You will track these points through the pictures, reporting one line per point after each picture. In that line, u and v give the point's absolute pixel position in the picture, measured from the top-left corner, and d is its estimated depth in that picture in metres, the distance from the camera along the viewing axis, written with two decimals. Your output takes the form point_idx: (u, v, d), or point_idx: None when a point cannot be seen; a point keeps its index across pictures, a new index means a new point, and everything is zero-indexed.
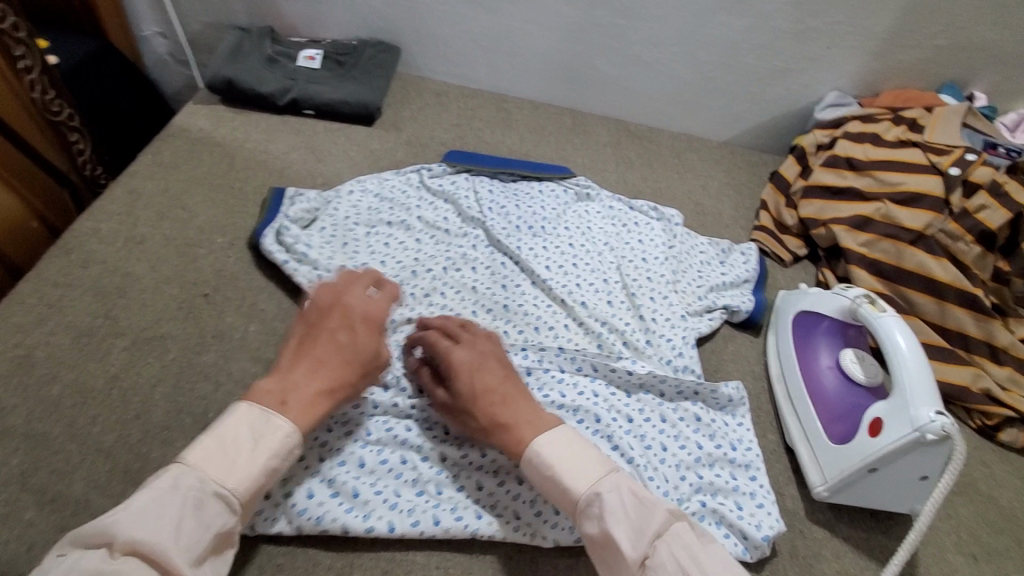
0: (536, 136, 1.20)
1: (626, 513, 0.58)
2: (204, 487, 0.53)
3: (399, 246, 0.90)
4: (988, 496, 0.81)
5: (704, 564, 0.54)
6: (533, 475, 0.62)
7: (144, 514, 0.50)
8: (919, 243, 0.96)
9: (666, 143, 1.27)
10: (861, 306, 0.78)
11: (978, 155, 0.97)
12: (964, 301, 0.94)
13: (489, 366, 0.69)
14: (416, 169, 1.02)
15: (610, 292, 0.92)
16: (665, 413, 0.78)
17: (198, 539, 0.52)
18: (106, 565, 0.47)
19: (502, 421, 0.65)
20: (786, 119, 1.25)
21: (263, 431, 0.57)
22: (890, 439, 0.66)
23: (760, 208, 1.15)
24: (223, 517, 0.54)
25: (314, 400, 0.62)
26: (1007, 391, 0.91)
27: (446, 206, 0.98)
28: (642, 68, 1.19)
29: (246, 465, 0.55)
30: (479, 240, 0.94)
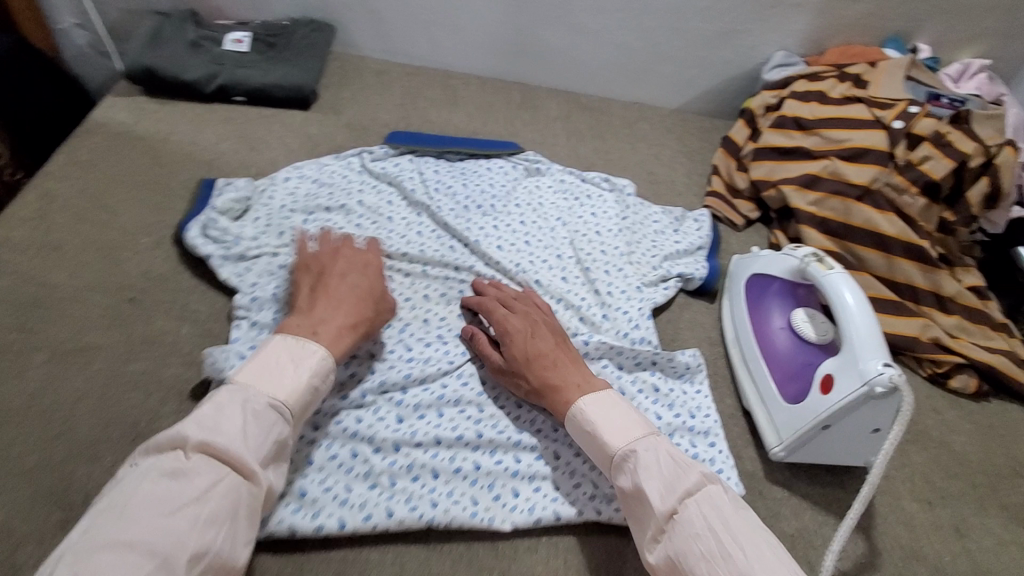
0: (485, 112, 1.16)
1: (660, 471, 0.60)
2: (259, 400, 0.59)
3: (342, 232, 0.85)
4: (940, 442, 0.83)
5: (729, 518, 0.55)
6: (576, 430, 0.66)
7: (207, 421, 0.56)
8: (866, 199, 0.96)
9: (618, 113, 1.25)
10: (809, 265, 0.78)
11: (921, 108, 0.98)
12: (911, 253, 0.95)
13: (542, 334, 0.74)
14: (357, 152, 0.98)
15: (565, 267, 0.90)
16: (623, 386, 0.77)
17: (264, 440, 0.57)
18: (181, 464, 0.53)
19: (554, 383, 0.69)
20: (736, 82, 1.23)
21: (297, 355, 0.63)
22: (841, 395, 0.67)
23: (712, 174, 1.14)
24: (278, 426, 0.59)
25: (339, 332, 0.67)
26: (956, 338, 0.93)
27: (390, 189, 0.94)
28: (588, 36, 1.16)
29: (293, 383, 0.61)
30: (427, 223, 0.91)
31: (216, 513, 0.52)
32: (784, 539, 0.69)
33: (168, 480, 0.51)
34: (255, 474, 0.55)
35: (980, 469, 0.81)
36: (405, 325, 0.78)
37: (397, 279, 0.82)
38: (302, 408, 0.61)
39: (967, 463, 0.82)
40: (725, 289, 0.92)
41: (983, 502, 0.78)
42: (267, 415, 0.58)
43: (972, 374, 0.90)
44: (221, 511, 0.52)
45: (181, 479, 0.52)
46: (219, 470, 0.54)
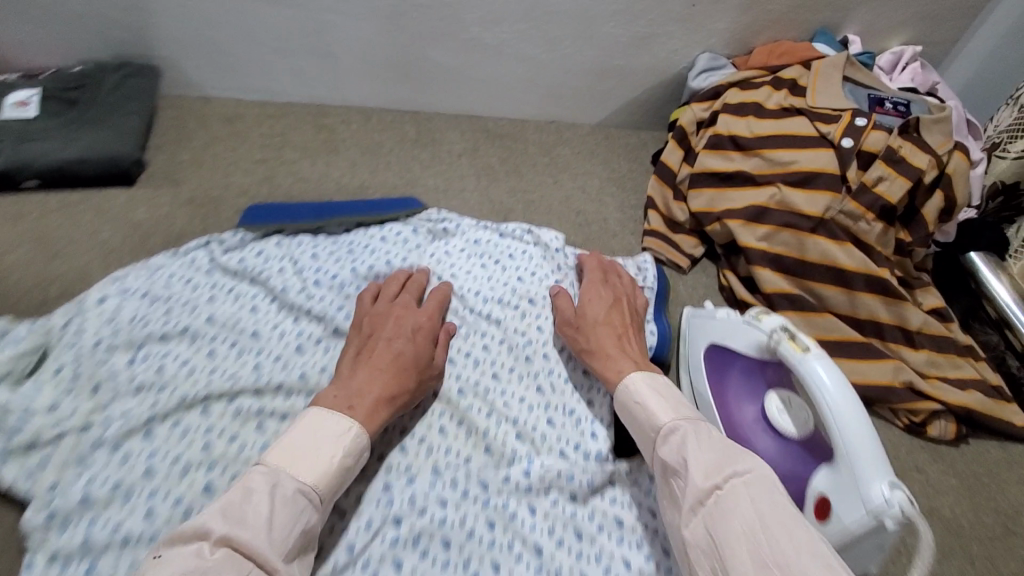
0: (373, 158, 0.95)
1: (709, 446, 0.57)
2: (287, 484, 0.52)
3: (184, 371, 0.64)
4: (930, 511, 0.78)
5: (780, 504, 0.50)
6: (625, 392, 0.66)
7: (233, 509, 0.49)
8: (821, 230, 0.85)
9: (534, 138, 1.06)
10: (780, 345, 0.65)
11: (868, 119, 0.86)
12: (874, 287, 0.85)
13: (622, 308, 0.78)
14: (202, 243, 0.75)
15: (495, 361, 0.75)
16: (579, 525, 0.63)
17: (292, 534, 0.50)
18: (200, 562, 0.45)
19: (609, 351, 0.71)
20: (660, 90, 1.08)
21: (332, 434, 0.56)
22: (840, 527, 0.57)
23: (647, 206, 0.99)
24: (307, 514, 0.51)
25: (380, 404, 0.60)
26: (928, 377, 0.85)
27: (253, 290, 0.72)
28: (488, 53, 0.96)
29: (326, 465, 0.54)
30: (306, 329, 0.70)
31: None
32: None
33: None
34: (281, 572, 0.48)
35: (973, 536, 0.76)
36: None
37: (269, 428, 0.62)
38: (332, 494, 0.54)
39: (958, 529, 0.77)
40: (685, 362, 0.81)
41: None
42: (296, 502, 0.51)
43: (948, 418, 0.83)
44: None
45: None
46: (242, 568, 0.46)
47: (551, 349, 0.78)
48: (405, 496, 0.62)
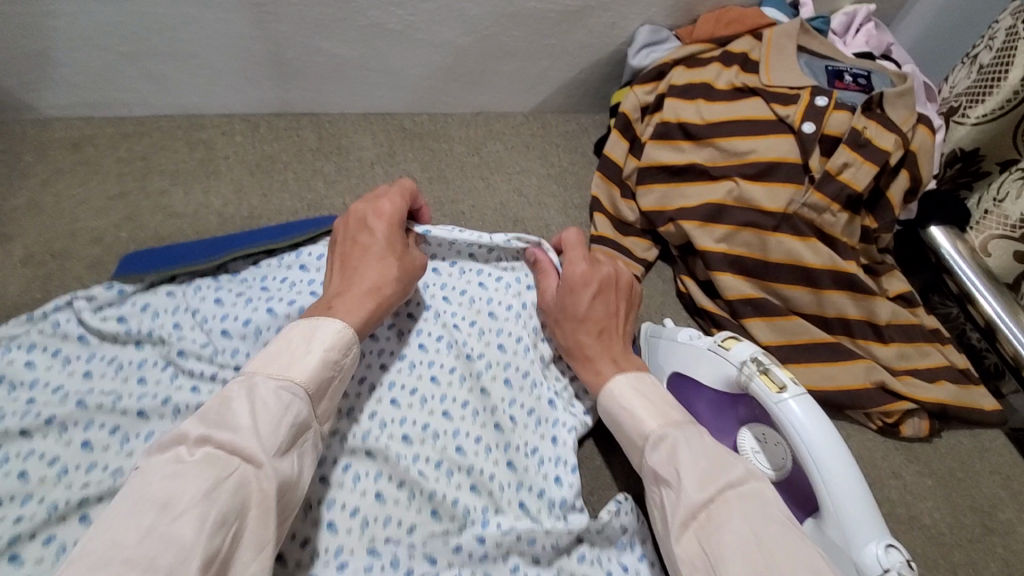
0: (264, 178, 0.81)
1: (701, 456, 0.50)
2: (265, 382, 0.47)
3: (54, 473, 0.51)
4: (910, 521, 0.72)
5: (777, 517, 0.45)
6: (609, 401, 0.59)
7: (212, 415, 0.45)
8: (783, 227, 0.77)
9: (459, 135, 0.93)
10: (752, 381, 0.57)
11: (829, 98, 0.77)
12: (842, 283, 0.78)
13: (607, 294, 0.67)
14: (65, 301, 0.62)
15: (445, 396, 0.64)
16: None
17: (281, 426, 0.45)
18: (179, 464, 0.41)
19: (590, 353, 0.64)
20: (598, 70, 0.96)
21: (308, 332, 0.52)
22: None
23: (593, 207, 0.88)
24: (296, 406, 0.47)
25: (357, 300, 0.57)
26: (899, 374, 0.78)
27: (140, 354, 0.60)
28: (393, 39, 0.81)
29: (307, 358, 0.50)
30: (206, 399, 0.57)
31: (222, 517, 0.40)
32: None
33: (169, 481, 0.40)
34: (269, 464, 0.44)
35: (954, 542, 0.71)
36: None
37: None
38: (322, 388, 0.50)
39: (939, 536, 0.72)
40: None
41: None
42: (279, 395, 0.47)
43: (922, 416, 0.78)
44: (231, 511, 0.40)
45: (179, 483, 0.40)
46: (225, 467, 0.42)
47: (513, 374, 0.67)
48: None
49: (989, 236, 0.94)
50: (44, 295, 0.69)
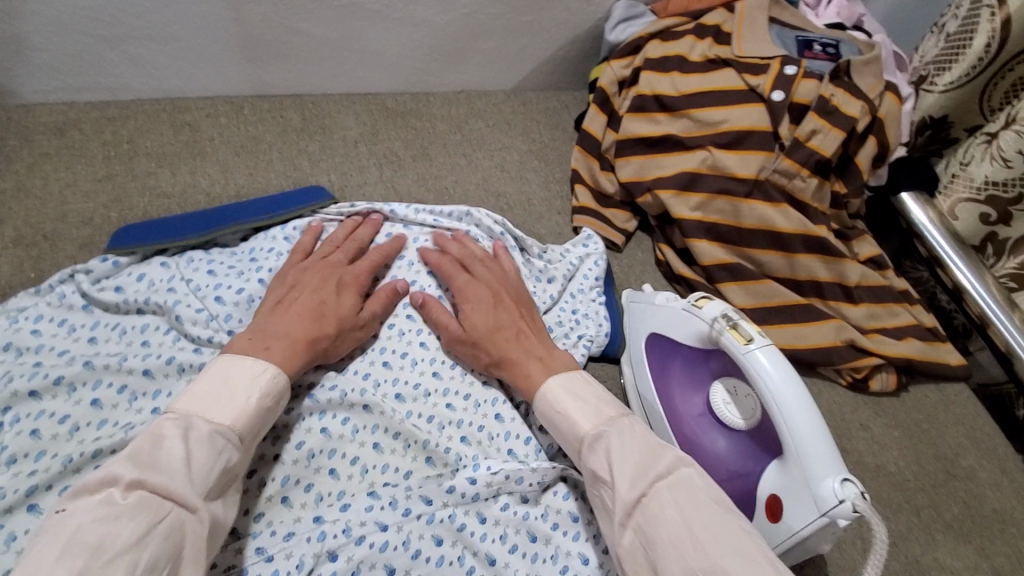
0: (250, 158, 0.83)
1: (634, 452, 0.52)
2: (200, 426, 0.48)
3: (66, 430, 0.54)
4: (876, 469, 0.75)
5: (705, 506, 0.47)
6: (545, 402, 0.60)
7: (144, 456, 0.45)
8: (755, 193, 0.80)
9: (441, 113, 0.95)
10: (723, 335, 0.60)
11: (798, 67, 0.80)
12: (813, 247, 0.81)
13: (503, 300, 0.69)
14: (68, 274, 0.65)
15: (434, 358, 0.68)
16: (533, 527, 0.59)
17: (213, 472, 0.46)
18: (111, 509, 0.41)
19: (514, 357, 0.64)
20: (577, 46, 0.98)
21: (250, 372, 0.53)
22: (796, 525, 0.53)
23: (573, 180, 0.90)
24: (228, 454, 0.48)
25: (293, 347, 0.58)
26: (867, 332, 0.82)
27: (142, 319, 0.63)
28: (373, 19, 0.83)
29: (241, 405, 0.51)
30: (207, 360, 0.60)
31: (154, 562, 0.41)
32: None
33: (100, 526, 0.40)
34: (203, 509, 0.45)
35: (917, 487, 0.75)
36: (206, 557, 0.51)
37: None
38: (253, 435, 0.51)
39: (904, 483, 0.75)
40: (626, 358, 0.74)
41: (927, 527, 0.72)
42: (212, 442, 0.47)
43: (889, 371, 0.81)
44: (162, 556, 0.41)
45: (113, 525, 0.40)
46: (158, 510, 0.42)
47: None
48: (338, 527, 0.54)
49: (960, 201, 0.97)
50: (37, 274, 0.70)
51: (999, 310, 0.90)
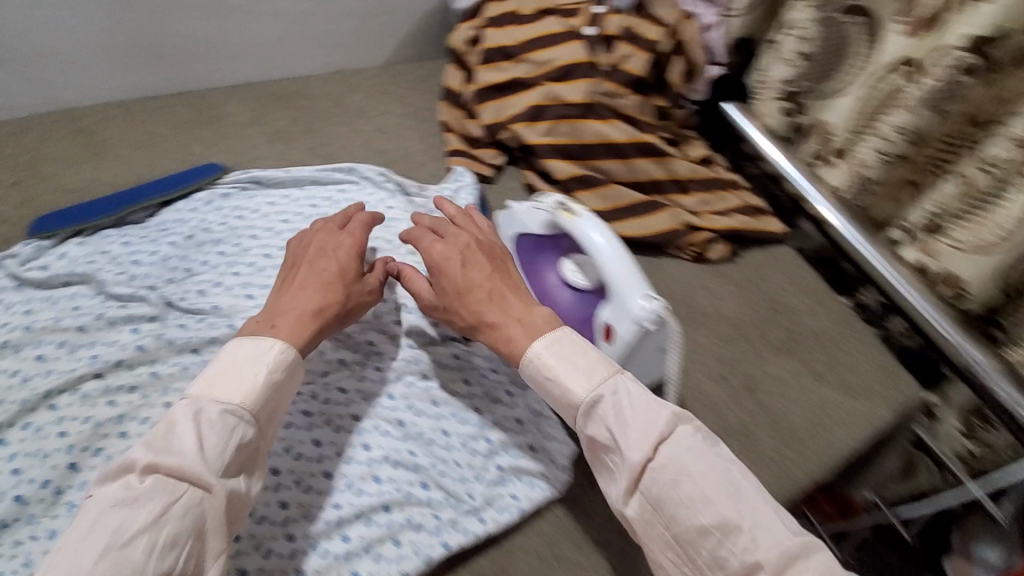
0: (148, 150, 0.92)
1: (634, 420, 0.61)
2: (213, 407, 0.57)
3: (19, 380, 0.65)
4: (716, 315, 0.93)
5: (703, 466, 0.59)
6: (531, 366, 0.65)
7: (158, 444, 0.55)
8: (590, 114, 0.95)
9: (320, 90, 1.07)
10: (558, 216, 0.76)
11: (604, 7, 0.98)
12: (645, 152, 0.98)
13: (474, 261, 0.73)
14: None
15: None
16: (434, 395, 0.73)
17: (226, 449, 0.56)
18: (133, 490, 0.52)
19: (490, 321, 0.69)
20: (431, 18, 1.13)
21: (257, 352, 0.62)
22: (623, 339, 0.69)
23: (445, 131, 1.04)
24: (238, 430, 0.57)
25: (300, 318, 0.66)
26: (700, 214, 1.00)
27: (70, 289, 0.73)
28: (238, 14, 0.97)
29: (250, 380, 0.60)
30: (133, 312, 0.71)
31: (175, 535, 0.51)
32: None
33: (121, 509, 0.51)
34: (218, 487, 0.54)
35: (749, 323, 0.92)
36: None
37: (121, 401, 0.65)
38: (263, 408, 0.60)
39: (738, 322, 0.92)
40: None
41: (757, 349, 0.90)
42: (224, 421, 0.57)
43: (720, 241, 0.99)
44: (181, 532, 0.52)
45: (133, 506, 0.51)
46: (176, 489, 0.53)
47: None
48: None
49: (771, 102, 1.12)
50: None
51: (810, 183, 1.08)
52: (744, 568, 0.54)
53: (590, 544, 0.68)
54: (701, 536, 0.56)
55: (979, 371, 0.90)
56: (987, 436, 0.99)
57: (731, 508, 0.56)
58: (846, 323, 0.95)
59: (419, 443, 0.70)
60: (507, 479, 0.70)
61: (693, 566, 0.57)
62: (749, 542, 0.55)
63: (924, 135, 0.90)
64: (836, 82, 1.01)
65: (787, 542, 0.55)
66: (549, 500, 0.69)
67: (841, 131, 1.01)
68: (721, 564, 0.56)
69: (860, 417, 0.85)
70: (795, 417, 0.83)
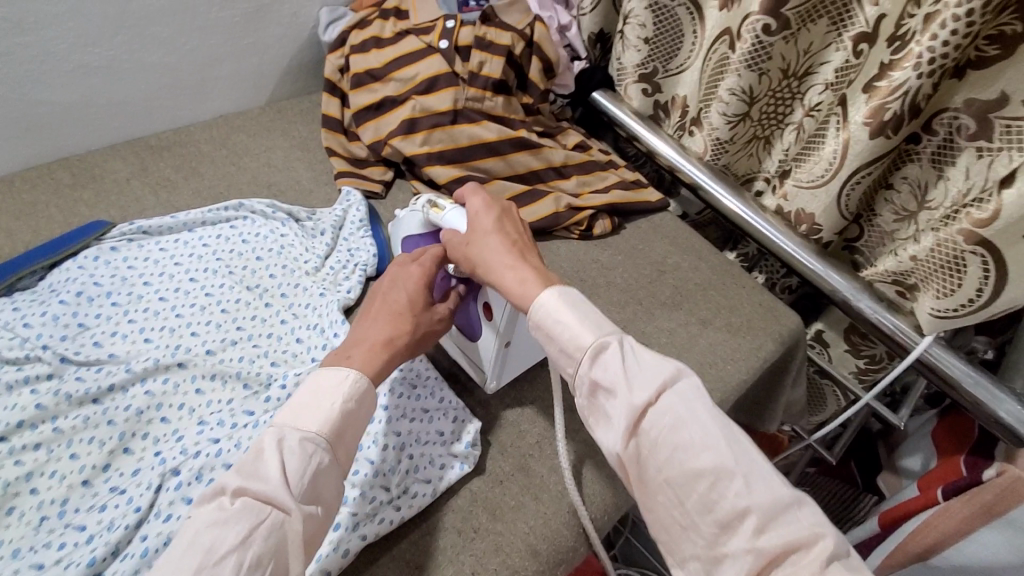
0: (31, 219, 0.93)
1: (647, 367, 0.60)
2: (293, 434, 0.57)
3: None
4: (607, 283, 1.00)
5: (700, 415, 0.57)
6: (541, 304, 0.64)
7: (247, 467, 0.54)
8: (459, 119, 1.03)
9: (203, 137, 1.10)
10: (428, 213, 0.80)
11: (455, 20, 1.05)
12: (520, 146, 1.05)
13: (510, 219, 0.74)
14: None
15: (236, 317, 0.82)
16: None
17: (307, 474, 0.55)
18: (223, 512, 0.51)
19: (507, 263, 0.68)
20: (305, 53, 1.19)
21: (334, 383, 0.61)
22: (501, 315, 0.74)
23: (331, 155, 1.10)
24: (318, 455, 0.57)
25: (371, 350, 0.65)
26: (580, 195, 1.07)
27: None
28: (106, 74, 0.98)
29: (328, 409, 0.59)
30: (29, 372, 0.72)
31: (258, 557, 0.50)
32: (526, 444, 0.77)
33: (213, 529, 0.50)
34: (298, 509, 0.53)
35: (639, 286, 1.00)
36: (65, 503, 0.65)
37: (26, 460, 0.67)
38: (341, 437, 0.59)
39: (629, 288, 1.00)
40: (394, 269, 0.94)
41: (647, 308, 0.97)
42: (307, 446, 0.56)
43: (603, 216, 1.06)
44: (265, 554, 0.51)
45: (220, 528, 0.50)
46: (261, 511, 0.52)
47: (287, 289, 0.87)
48: (176, 451, 0.69)
49: (632, 85, 1.21)
50: None
51: (680, 155, 1.16)
52: (734, 511, 0.53)
53: (508, 511, 0.71)
54: (693, 481, 0.54)
55: (843, 293, 0.98)
56: (869, 350, 1.06)
57: (725, 452, 0.55)
58: (728, 271, 1.03)
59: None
60: (420, 465, 0.72)
61: (682, 509, 0.56)
62: (741, 487, 0.53)
63: (755, 95, 1.01)
64: (680, 59, 1.14)
65: (780, 492, 0.53)
66: (465, 476, 0.73)
67: (695, 101, 1.14)
68: (710, 507, 0.54)
69: (747, 350, 0.93)
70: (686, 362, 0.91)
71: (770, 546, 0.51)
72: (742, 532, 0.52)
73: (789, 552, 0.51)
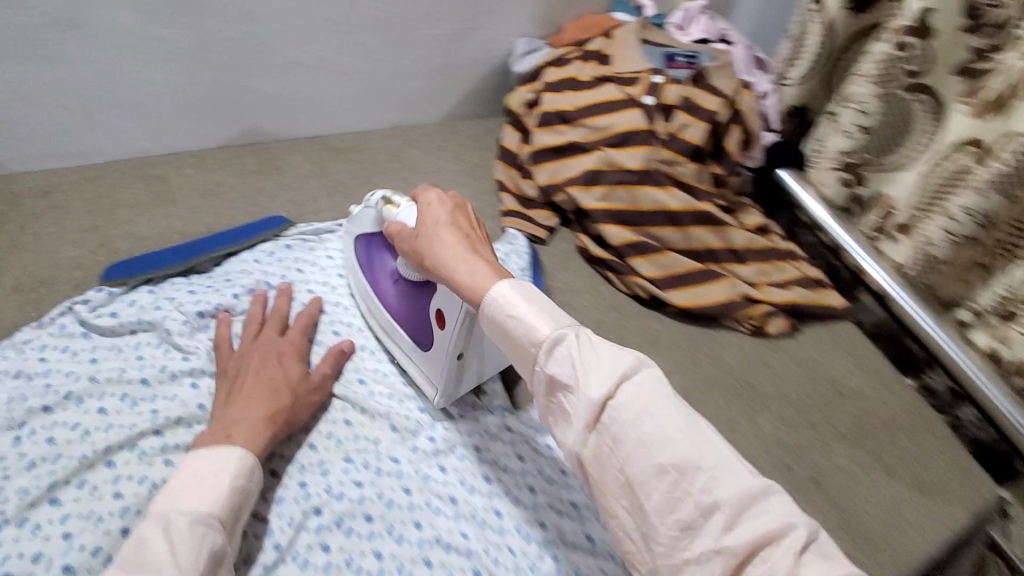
0: (215, 200, 0.96)
1: (596, 357, 0.54)
2: (179, 518, 0.53)
3: (77, 435, 0.64)
4: (776, 395, 0.89)
5: (667, 409, 0.52)
6: (492, 305, 0.58)
7: (131, 560, 0.50)
8: (647, 180, 0.95)
9: (381, 145, 1.10)
10: (382, 211, 0.73)
11: (663, 77, 1.00)
12: (702, 220, 0.96)
13: (463, 212, 0.67)
14: (66, 307, 0.76)
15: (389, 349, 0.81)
16: (486, 469, 0.71)
17: (199, 558, 0.51)
18: None
19: (460, 258, 0.62)
20: (491, 79, 1.16)
21: (212, 459, 0.58)
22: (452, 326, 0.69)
23: (500, 188, 1.05)
24: (211, 537, 0.53)
25: (255, 424, 0.62)
26: (758, 285, 0.96)
27: (141, 339, 0.74)
28: (309, 71, 1.00)
29: (215, 484, 0.56)
30: (196, 365, 0.72)
31: None
32: None
33: None
34: None
35: (814, 407, 0.88)
36: None
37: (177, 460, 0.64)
38: (230, 516, 0.56)
39: (803, 406, 0.88)
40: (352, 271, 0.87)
41: (823, 437, 0.85)
42: (196, 528, 0.53)
43: (780, 315, 0.95)
44: None
45: None
46: None
47: None
48: (321, 486, 0.66)
49: (827, 171, 1.10)
50: (38, 313, 0.81)
51: (873, 260, 1.03)
52: (702, 510, 0.48)
53: None
54: (657, 478, 0.49)
55: None
56: None
57: (684, 445, 0.50)
58: (922, 410, 0.89)
59: (471, 523, 0.66)
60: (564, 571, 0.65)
61: (643, 517, 0.51)
62: (707, 483, 0.48)
63: (995, 219, 0.87)
64: (897, 155, 1.00)
65: (745, 483, 0.49)
66: None
67: (906, 206, 0.99)
68: (673, 508, 0.49)
69: (941, 519, 0.79)
70: (867, 516, 0.78)
71: (739, 546, 0.47)
72: (707, 533, 0.48)
73: (759, 548, 0.47)
